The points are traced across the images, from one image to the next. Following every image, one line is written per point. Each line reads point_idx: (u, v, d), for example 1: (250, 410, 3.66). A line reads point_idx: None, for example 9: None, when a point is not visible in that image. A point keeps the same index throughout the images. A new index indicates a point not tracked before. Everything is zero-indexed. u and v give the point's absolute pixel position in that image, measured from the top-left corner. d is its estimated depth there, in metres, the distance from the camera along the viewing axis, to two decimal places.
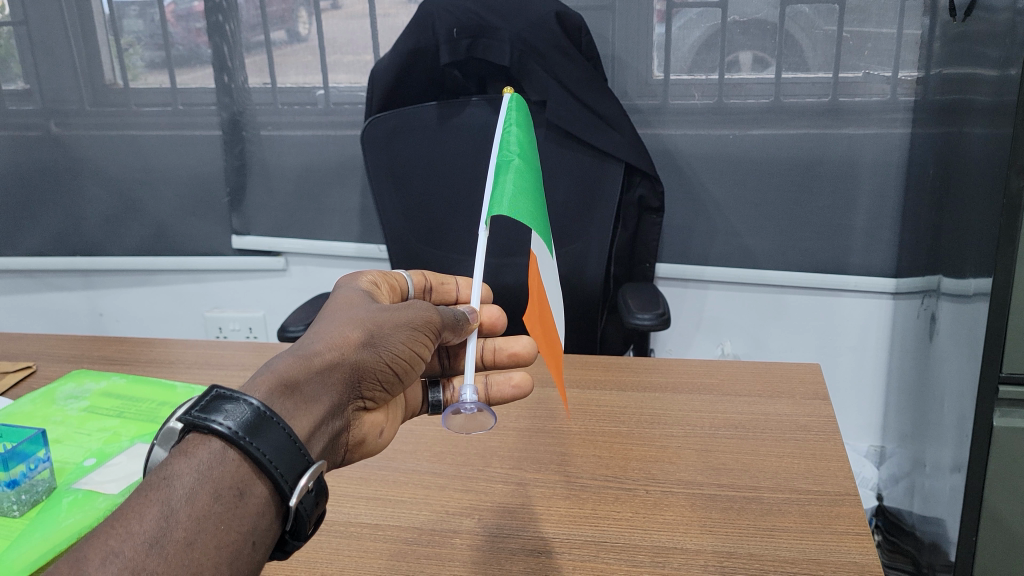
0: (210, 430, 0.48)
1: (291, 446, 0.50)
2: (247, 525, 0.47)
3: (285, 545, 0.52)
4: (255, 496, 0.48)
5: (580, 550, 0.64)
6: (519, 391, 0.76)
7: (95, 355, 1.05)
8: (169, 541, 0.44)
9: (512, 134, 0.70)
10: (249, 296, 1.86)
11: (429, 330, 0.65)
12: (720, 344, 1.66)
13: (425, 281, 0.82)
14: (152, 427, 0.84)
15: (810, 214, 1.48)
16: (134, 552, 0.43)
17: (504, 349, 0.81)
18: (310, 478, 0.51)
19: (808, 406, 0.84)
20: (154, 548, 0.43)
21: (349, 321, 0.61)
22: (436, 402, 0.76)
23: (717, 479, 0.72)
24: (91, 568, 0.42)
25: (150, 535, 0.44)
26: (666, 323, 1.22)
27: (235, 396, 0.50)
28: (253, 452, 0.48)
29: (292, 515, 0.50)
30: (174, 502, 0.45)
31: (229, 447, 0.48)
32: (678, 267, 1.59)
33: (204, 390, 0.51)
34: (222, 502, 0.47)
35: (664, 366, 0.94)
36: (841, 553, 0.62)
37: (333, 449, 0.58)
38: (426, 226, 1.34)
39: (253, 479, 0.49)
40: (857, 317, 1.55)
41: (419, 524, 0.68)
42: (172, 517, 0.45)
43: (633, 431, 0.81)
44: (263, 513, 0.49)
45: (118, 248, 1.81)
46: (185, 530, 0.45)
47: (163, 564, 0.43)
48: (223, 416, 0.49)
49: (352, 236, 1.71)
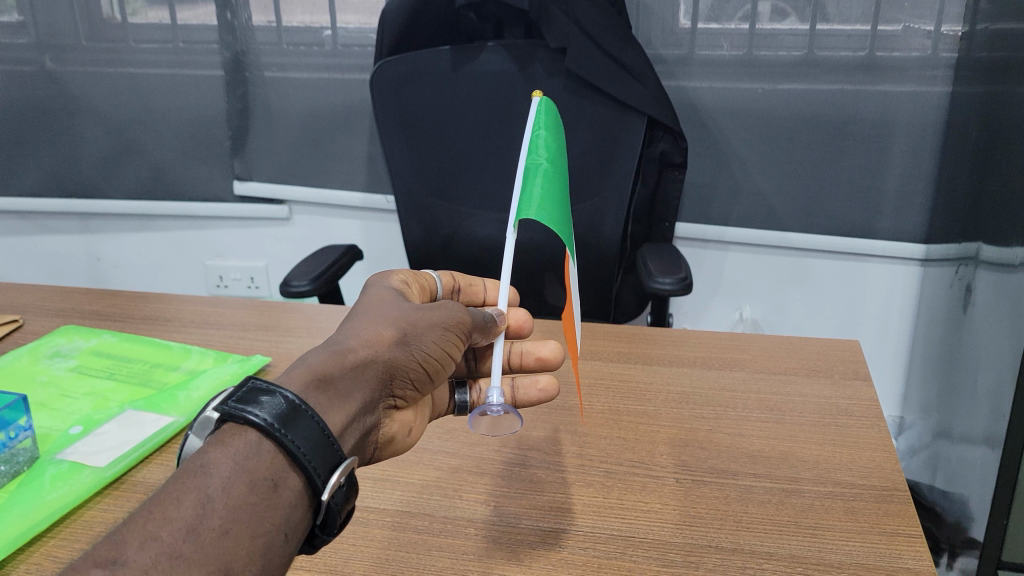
0: (246, 419, 0.46)
1: (326, 441, 0.48)
2: (280, 517, 0.45)
3: (313, 539, 0.50)
4: (289, 488, 0.46)
5: (606, 546, 0.59)
6: (545, 395, 0.70)
7: (85, 309, 0.99)
8: (205, 529, 0.42)
9: (541, 137, 0.63)
10: (252, 245, 1.81)
11: (460, 331, 0.61)
12: (739, 309, 1.61)
13: (454, 282, 0.76)
14: (144, 393, 0.79)
15: (839, 174, 1.41)
16: (171, 537, 0.41)
17: (532, 352, 0.74)
18: (342, 474, 0.48)
19: (849, 387, 0.77)
20: (191, 534, 0.41)
21: (380, 319, 0.58)
22: (462, 403, 0.70)
23: (753, 468, 0.67)
24: (130, 553, 0.39)
25: (186, 522, 0.42)
26: (688, 289, 1.15)
27: (271, 387, 0.48)
28: (286, 442, 0.46)
29: (323, 509, 0.48)
30: (209, 490, 0.43)
31: (264, 438, 0.46)
32: (698, 227, 1.53)
33: (242, 382, 0.49)
34: (257, 492, 0.44)
35: (689, 338, 0.88)
36: (892, 558, 0.57)
37: (362, 448, 0.55)
38: (438, 177, 1.28)
39: (287, 470, 0.46)
40: (882, 284, 1.50)
41: (430, 511, 0.63)
42: (209, 504, 0.43)
43: (660, 411, 0.75)
44: (297, 505, 0.46)
45: (116, 191, 1.75)
46: (221, 519, 0.43)
47: (198, 551, 0.41)
48: (259, 406, 0.47)
49: (358, 185, 1.64)
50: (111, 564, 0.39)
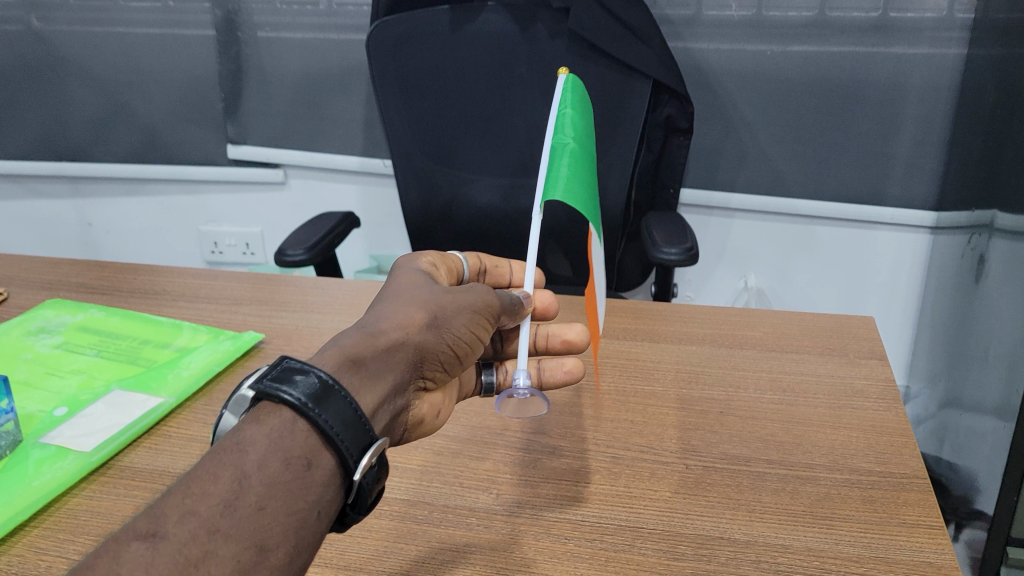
0: (279, 399, 0.45)
1: (358, 420, 0.47)
2: (313, 495, 0.44)
3: (344, 517, 0.49)
4: (323, 467, 0.45)
5: (613, 537, 0.56)
6: (570, 377, 0.69)
7: (72, 281, 0.96)
8: (241, 505, 0.41)
9: (567, 116, 0.62)
10: (247, 211, 1.77)
11: (489, 314, 0.60)
12: (744, 277, 1.58)
13: (480, 263, 0.75)
14: (132, 371, 0.76)
15: (849, 140, 1.37)
16: (209, 512, 0.40)
17: (557, 335, 0.73)
18: (374, 454, 0.47)
19: (865, 366, 0.75)
20: (228, 510, 0.41)
21: (410, 301, 0.57)
22: (489, 384, 0.70)
23: (766, 454, 0.64)
24: (169, 527, 0.39)
25: (223, 498, 0.41)
26: (694, 259, 1.12)
27: (306, 366, 0.47)
28: (318, 421, 0.45)
29: (355, 488, 0.47)
30: (246, 467, 0.43)
31: (297, 418, 0.45)
32: (703, 193, 1.49)
33: (277, 359, 0.48)
34: (291, 470, 0.44)
35: (697, 316, 0.86)
36: (913, 551, 0.55)
37: (391, 429, 0.54)
38: (437, 142, 1.24)
39: (320, 450, 0.45)
40: (890, 252, 1.47)
41: (430, 499, 0.60)
42: (245, 480, 0.42)
43: (669, 391, 0.72)
44: (329, 484, 0.45)
45: (107, 154, 1.71)
46: (256, 496, 0.42)
47: (235, 526, 0.40)
48: (294, 385, 0.46)
49: (354, 150, 1.60)
50: (151, 538, 0.39)
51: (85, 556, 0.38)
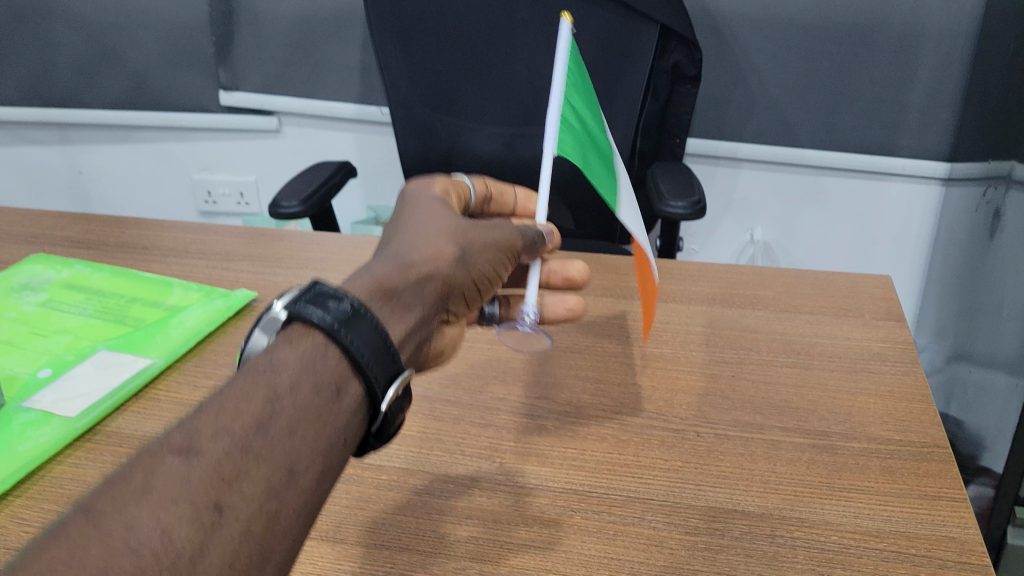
0: (314, 322, 0.44)
1: (388, 350, 0.45)
2: (341, 421, 0.43)
3: (364, 445, 0.48)
4: (351, 395, 0.44)
5: (622, 510, 0.53)
6: (571, 314, 0.72)
7: (58, 235, 0.92)
8: (273, 426, 0.40)
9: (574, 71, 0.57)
10: (240, 159, 1.73)
11: (512, 253, 0.59)
12: (750, 229, 1.55)
13: (487, 190, 0.72)
14: (119, 331, 0.73)
15: (862, 88, 1.33)
16: (242, 430, 0.39)
17: (560, 271, 0.75)
18: (400, 385, 0.46)
19: (882, 328, 0.73)
20: (260, 430, 0.40)
21: (439, 228, 0.55)
22: (492, 316, 0.70)
23: (780, 421, 0.62)
24: (203, 443, 0.38)
25: (256, 417, 0.40)
26: (701, 213, 1.08)
27: (339, 292, 0.46)
28: (344, 341, 0.44)
29: (380, 417, 0.46)
30: (279, 388, 0.42)
31: (329, 343, 0.44)
32: (710, 143, 1.44)
33: (311, 281, 0.46)
34: (321, 395, 0.42)
35: (708, 275, 0.83)
36: (934, 525, 0.52)
37: (415, 361, 0.53)
38: (436, 90, 1.19)
39: (349, 376, 0.44)
40: (900, 204, 1.44)
41: (429, 467, 0.58)
42: (278, 401, 0.41)
43: (679, 353, 0.70)
44: (356, 412, 0.44)
45: (95, 100, 1.66)
46: (288, 418, 0.41)
47: (267, 447, 0.39)
48: (328, 308, 0.44)
49: (351, 97, 1.55)
50: (184, 452, 0.37)
51: (116, 470, 0.37)
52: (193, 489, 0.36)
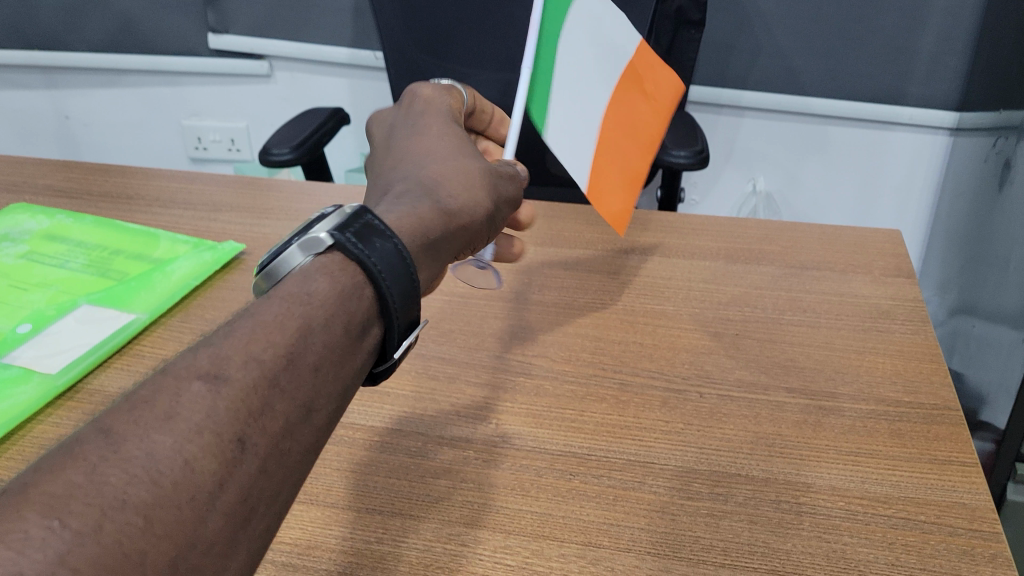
0: (358, 258, 0.40)
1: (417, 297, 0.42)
2: (358, 363, 0.40)
3: None
4: (371, 337, 0.41)
5: (621, 474, 0.52)
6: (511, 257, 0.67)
7: (40, 183, 0.89)
8: (303, 361, 0.36)
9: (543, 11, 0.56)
10: (231, 105, 1.68)
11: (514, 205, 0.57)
12: (752, 180, 1.51)
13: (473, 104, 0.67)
14: (103, 285, 0.71)
15: (870, 34, 1.28)
16: (273, 361, 0.35)
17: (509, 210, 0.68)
18: (412, 335, 0.43)
19: (891, 286, 0.71)
20: (290, 364, 0.36)
21: (474, 168, 0.52)
22: None
23: (785, 381, 0.60)
24: (231, 369, 0.34)
25: (287, 349, 0.36)
26: (703, 162, 1.05)
27: (385, 229, 0.42)
28: (379, 281, 0.40)
29: (388, 361, 0.43)
30: (313, 320, 0.38)
31: (366, 284, 0.41)
32: (712, 90, 1.40)
33: (358, 207, 0.42)
34: (349, 337, 0.39)
35: (711, 230, 0.81)
36: (944, 490, 0.50)
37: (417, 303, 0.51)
38: (431, 34, 1.15)
39: (375, 318, 0.41)
40: (906, 154, 1.41)
41: (422, 428, 0.56)
42: (310, 334, 0.37)
43: (681, 311, 0.68)
44: (370, 355, 0.41)
45: (80, 43, 1.61)
46: (317, 354, 0.37)
47: (294, 383, 0.35)
48: (372, 248, 0.41)
49: (343, 41, 1.51)
50: (213, 378, 0.33)
51: (129, 389, 0.33)
52: (220, 419, 0.32)
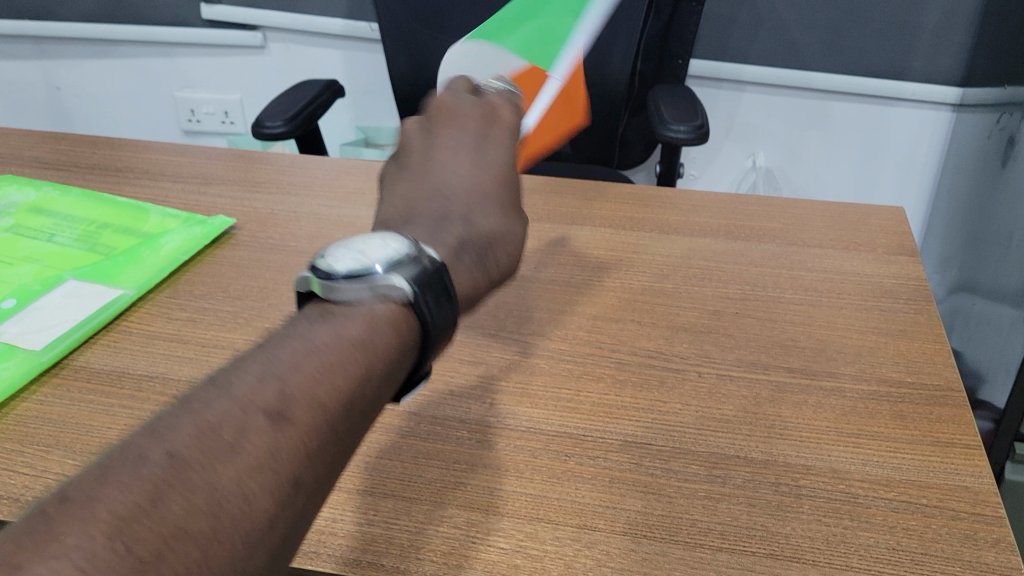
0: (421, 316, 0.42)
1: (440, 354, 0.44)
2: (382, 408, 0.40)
3: None
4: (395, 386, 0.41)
5: (618, 455, 0.51)
6: None
7: (26, 154, 0.87)
8: (353, 405, 0.36)
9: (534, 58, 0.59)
10: (223, 77, 1.66)
11: None
12: (752, 155, 1.50)
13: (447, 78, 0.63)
14: (89, 259, 0.69)
15: (874, 7, 1.26)
16: (331, 403, 0.35)
17: None
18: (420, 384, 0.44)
19: (894, 264, 0.70)
20: (345, 409, 0.35)
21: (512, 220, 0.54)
22: None
23: (785, 361, 0.59)
24: (296, 407, 0.34)
25: (344, 393, 0.36)
26: (703, 137, 1.04)
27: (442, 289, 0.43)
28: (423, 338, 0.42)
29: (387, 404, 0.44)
30: (368, 368, 0.37)
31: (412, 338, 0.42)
32: (713, 64, 1.38)
33: (430, 263, 0.43)
34: (386, 386, 0.39)
35: (711, 207, 0.80)
36: (947, 474, 0.49)
37: None
38: (427, 5, 1.13)
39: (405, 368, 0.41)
40: (908, 130, 1.39)
41: (416, 409, 0.55)
42: (363, 381, 0.37)
43: (680, 289, 0.67)
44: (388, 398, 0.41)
45: (70, 12, 1.58)
46: (364, 401, 0.37)
47: (342, 427, 0.35)
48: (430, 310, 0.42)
49: (338, 12, 1.48)
50: (277, 415, 0.33)
51: (192, 407, 0.32)
52: (281, 458, 0.32)
